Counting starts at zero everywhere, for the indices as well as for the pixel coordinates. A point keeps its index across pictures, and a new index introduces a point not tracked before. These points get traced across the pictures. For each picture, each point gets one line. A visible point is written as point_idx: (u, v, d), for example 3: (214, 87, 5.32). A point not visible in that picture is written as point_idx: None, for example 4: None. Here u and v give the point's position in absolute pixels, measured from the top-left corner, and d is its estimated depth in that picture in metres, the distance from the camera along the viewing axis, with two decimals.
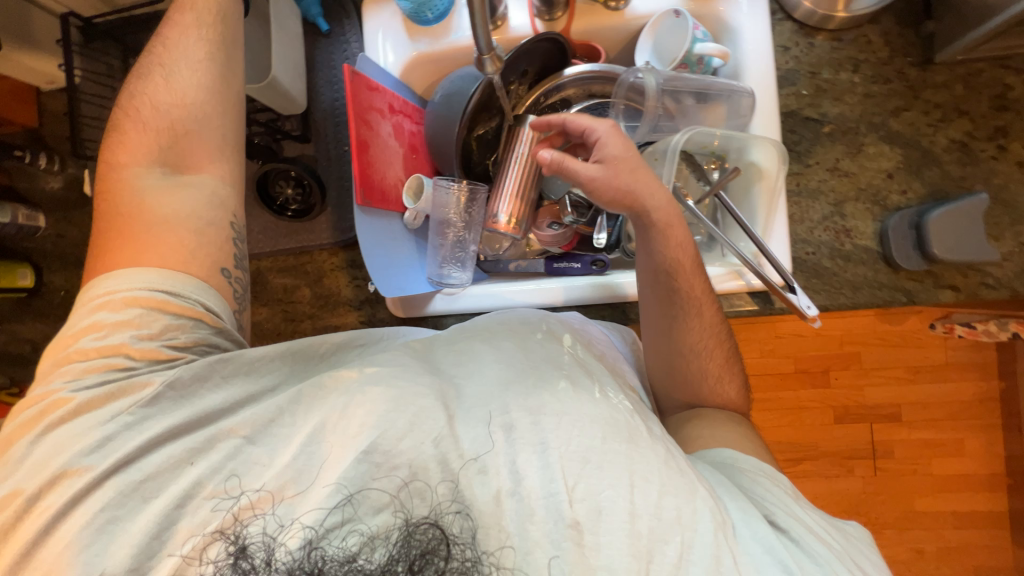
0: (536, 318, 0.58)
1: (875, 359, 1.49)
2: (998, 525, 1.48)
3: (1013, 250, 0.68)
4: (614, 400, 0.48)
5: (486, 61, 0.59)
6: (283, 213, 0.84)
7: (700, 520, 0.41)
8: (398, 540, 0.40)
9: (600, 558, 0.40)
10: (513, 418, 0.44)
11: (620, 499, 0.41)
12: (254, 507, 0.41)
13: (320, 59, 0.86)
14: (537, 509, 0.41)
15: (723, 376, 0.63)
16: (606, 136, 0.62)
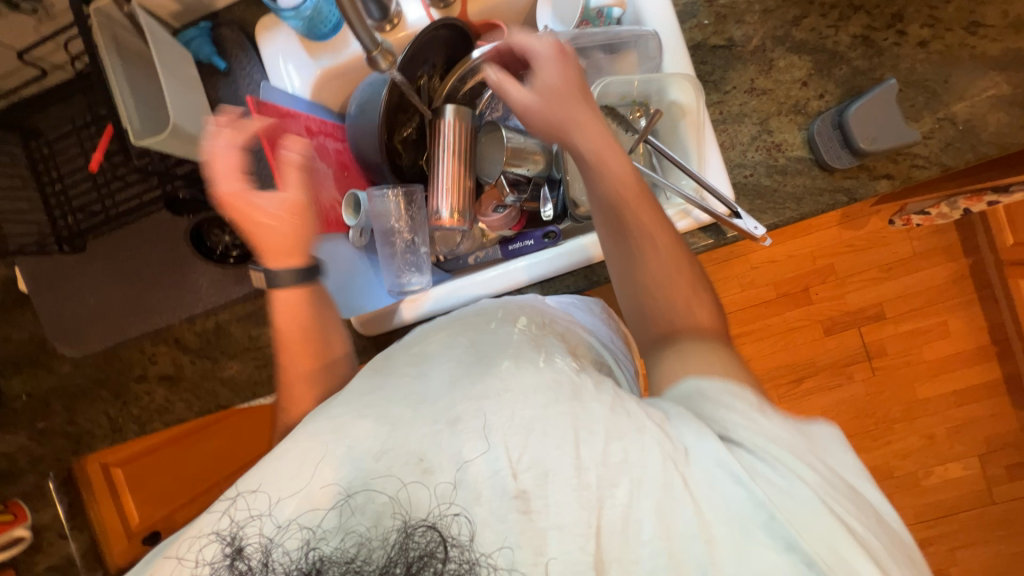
0: (492, 308, 0.62)
1: (845, 266, 1.53)
2: (996, 392, 1.54)
3: (934, 127, 0.70)
4: (558, 364, 0.48)
5: (378, 56, 0.59)
6: (226, 260, 0.83)
7: (649, 459, 0.40)
8: (394, 545, 0.39)
9: (550, 518, 0.40)
10: (460, 413, 0.44)
11: (567, 454, 0.41)
12: (250, 512, 0.41)
13: (225, 98, 0.83)
14: (483, 490, 0.41)
15: (697, 307, 0.54)
16: (545, 60, 0.60)
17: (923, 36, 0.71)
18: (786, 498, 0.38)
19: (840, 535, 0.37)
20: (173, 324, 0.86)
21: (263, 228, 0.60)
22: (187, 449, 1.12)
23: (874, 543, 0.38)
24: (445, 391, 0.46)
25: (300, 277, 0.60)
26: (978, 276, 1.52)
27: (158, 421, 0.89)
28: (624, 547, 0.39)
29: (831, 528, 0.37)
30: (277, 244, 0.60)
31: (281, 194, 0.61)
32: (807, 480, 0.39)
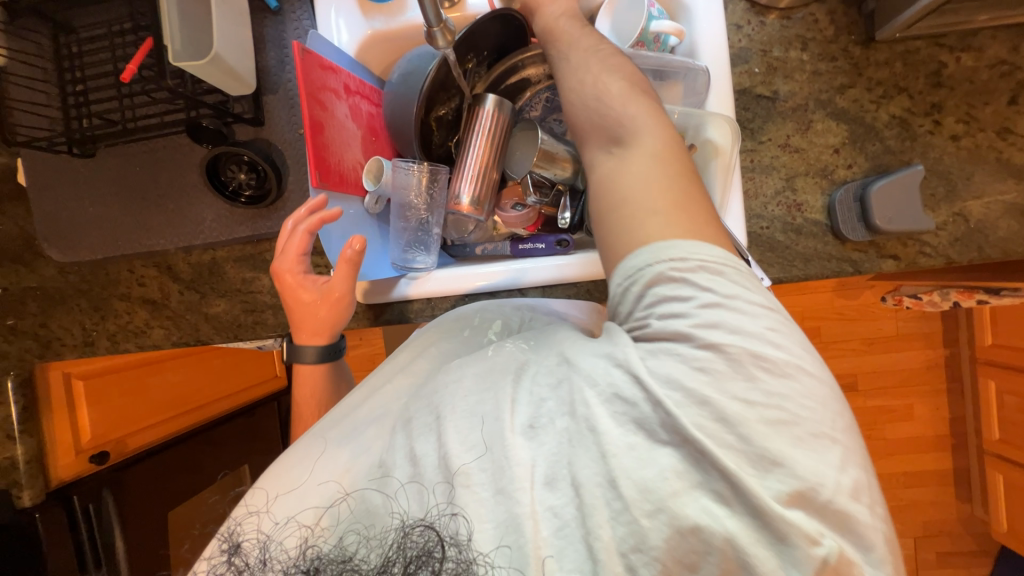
0: (470, 313, 0.73)
1: (832, 332, 1.57)
2: (945, 481, 1.60)
3: (948, 220, 0.73)
4: (504, 351, 0.54)
5: (437, 33, 0.59)
6: (237, 199, 0.81)
7: (563, 412, 0.44)
8: (393, 542, 0.46)
9: (493, 487, 0.44)
10: (410, 413, 0.51)
11: (500, 424, 0.45)
12: (248, 510, 0.50)
13: (269, 37, 0.82)
14: (436, 478, 0.46)
15: (672, 165, 0.48)
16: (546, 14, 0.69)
17: (957, 130, 0.73)
18: (731, 338, 0.41)
19: (760, 383, 0.41)
20: (170, 250, 0.85)
21: (317, 306, 0.71)
22: (152, 375, 1.20)
23: (797, 400, 0.41)
24: (407, 397, 0.54)
25: (324, 355, 0.75)
26: (951, 368, 1.58)
27: (134, 343, 0.88)
28: (553, 495, 0.43)
29: (754, 380, 0.41)
30: (316, 321, 0.72)
31: (332, 285, 0.70)
32: (728, 343, 0.41)
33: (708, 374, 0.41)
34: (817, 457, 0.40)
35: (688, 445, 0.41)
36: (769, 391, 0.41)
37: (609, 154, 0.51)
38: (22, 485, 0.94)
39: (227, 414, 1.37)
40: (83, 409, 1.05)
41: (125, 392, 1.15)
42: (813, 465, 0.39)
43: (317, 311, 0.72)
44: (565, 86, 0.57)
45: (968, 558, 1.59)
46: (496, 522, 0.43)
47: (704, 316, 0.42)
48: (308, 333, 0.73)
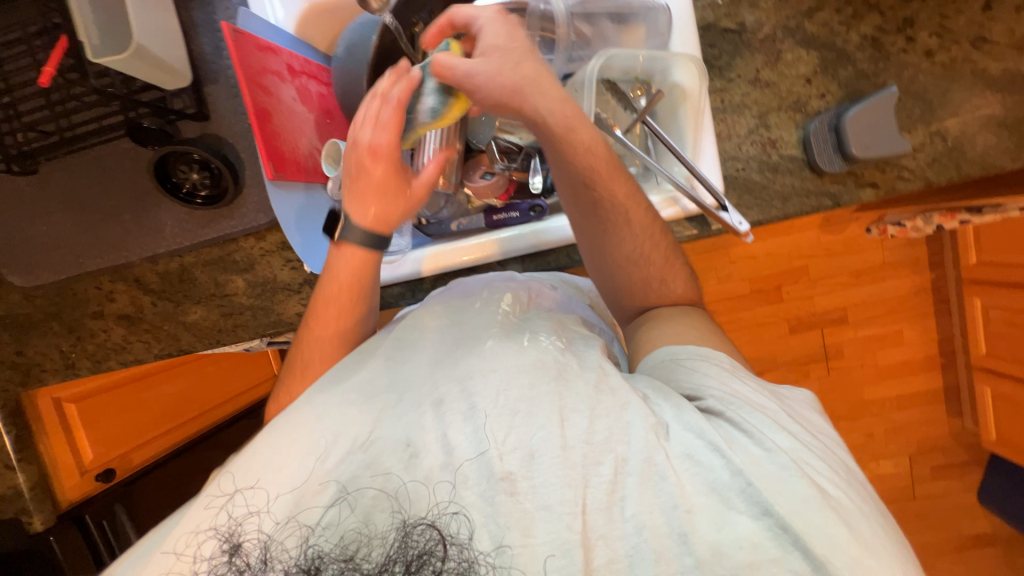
0: (478, 287, 0.61)
1: (820, 269, 1.57)
2: (936, 399, 1.65)
3: (925, 141, 0.71)
4: (541, 344, 0.49)
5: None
6: (193, 200, 0.77)
7: (633, 435, 0.42)
8: (394, 542, 0.41)
9: (535, 498, 0.41)
10: (442, 394, 0.45)
11: (552, 435, 0.42)
12: (250, 505, 0.42)
13: (199, 22, 0.76)
14: (467, 473, 0.42)
15: (669, 269, 0.62)
16: (488, 24, 0.56)
17: (931, 45, 0.71)
18: (784, 440, 0.43)
19: (811, 463, 0.42)
20: (135, 262, 0.82)
21: (385, 194, 0.58)
22: (148, 390, 1.17)
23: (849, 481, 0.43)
24: (426, 373, 0.48)
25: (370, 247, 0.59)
26: (939, 291, 1.60)
27: (117, 359, 0.86)
28: (608, 522, 0.41)
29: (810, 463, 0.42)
30: (381, 207, 0.58)
31: (409, 176, 0.60)
32: (780, 434, 0.44)
33: (776, 458, 0.41)
34: (877, 536, 0.40)
35: (768, 517, 0.39)
36: (826, 469, 0.43)
37: (625, 271, 0.61)
38: (31, 511, 0.97)
39: (227, 420, 1.31)
40: (81, 432, 1.06)
41: (121, 410, 1.12)
42: (882, 552, 0.39)
43: (385, 199, 0.59)
44: (555, 158, 0.57)
45: (961, 468, 1.66)
46: (545, 540, 0.40)
47: (747, 406, 0.45)
48: (367, 212, 0.58)
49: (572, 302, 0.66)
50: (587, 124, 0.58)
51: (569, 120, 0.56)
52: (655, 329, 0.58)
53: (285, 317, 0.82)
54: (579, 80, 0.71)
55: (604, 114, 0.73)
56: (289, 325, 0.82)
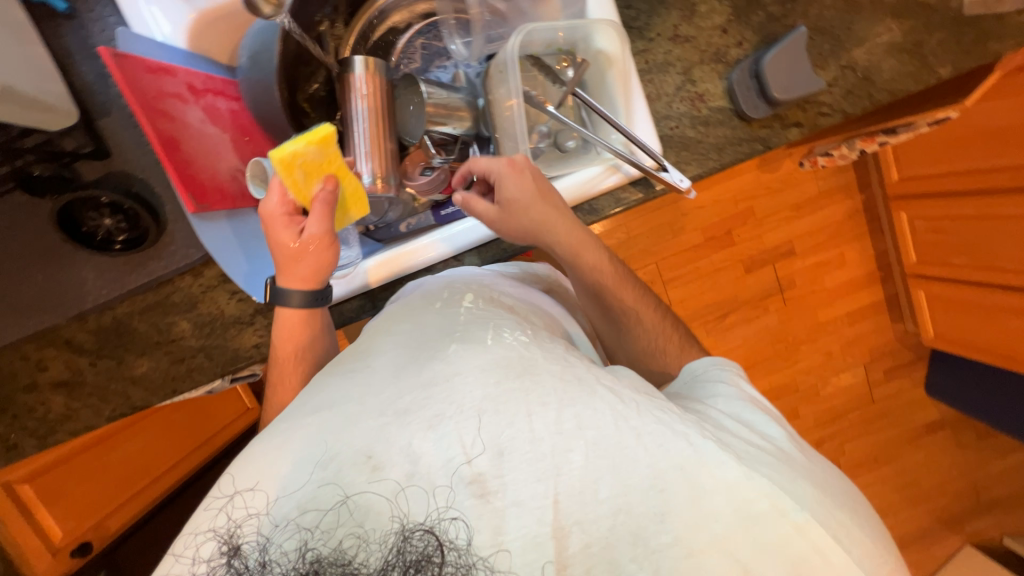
0: (439, 287, 0.59)
1: (764, 208, 1.65)
2: (880, 310, 1.79)
3: (837, 75, 0.74)
4: (505, 340, 0.49)
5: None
6: (111, 246, 0.71)
7: (603, 420, 0.44)
8: (392, 547, 0.40)
9: (507, 495, 0.41)
10: (407, 403, 0.44)
11: (521, 430, 0.43)
12: (247, 506, 0.42)
13: (75, 49, 0.68)
14: (439, 480, 0.41)
15: (675, 343, 0.68)
16: (502, 175, 0.63)
17: None
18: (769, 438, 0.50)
19: (779, 446, 0.50)
20: (60, 324, 0.75)
21: (300, 255, 0.62)
22: (110, 452, 1.08)
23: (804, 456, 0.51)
24: (388, 382, 0.46)
25: (311, 301, 0.64)
26: (870, 211, 1.72)
27: (63, 431, 0.79)
28: (582, 508, 0.42)
29: (775, 445, 0.50)
30: (304, 268, 0.63)
31: (309, 231, 0.61)
32: (763, 436, 0.51)
33: (746, 441, 0.48)
34: (835, 491, 0.48)
35: (755, 477, 0.45)
36: (783, 448, 0.50)
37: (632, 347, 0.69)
38: None
39: (207, 463, 1.23)
40: (45, 508, 1.02)
41: (86, 479, 1.07)
42: (839, 501, 0.48)
43: (303, 259, 0.62)
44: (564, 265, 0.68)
45: (909, 367, 1.83)
46: (516, 534, 0.40)
47: (739, 411, 0.53)
48: (295, 278, 0.63)
49: (530, 292, 0.65)
50: (590, 237, 0.67)
51: (579, 232, 0.65)
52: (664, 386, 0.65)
53: (241, 351, 0.78)
54: (501, 60, 0.69)
55: (533, 90, 0.73)
56: (248, 359, 0.78)
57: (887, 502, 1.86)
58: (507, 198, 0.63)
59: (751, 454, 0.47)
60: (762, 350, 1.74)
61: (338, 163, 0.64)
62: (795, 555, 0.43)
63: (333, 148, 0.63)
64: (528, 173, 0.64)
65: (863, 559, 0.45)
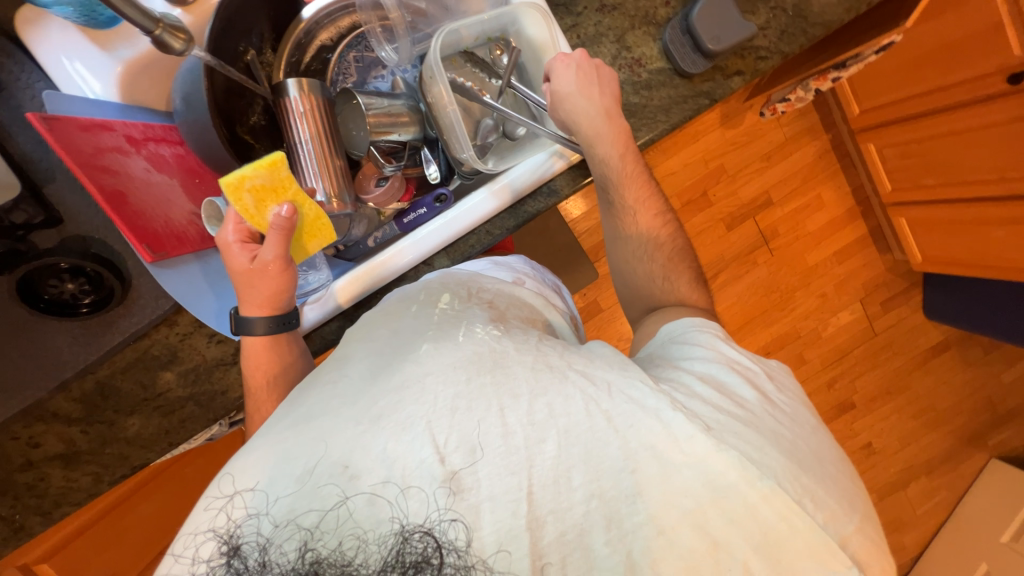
0: (415, 290, 0.58)
1: (734, 163, 1.66)
2: (867, 244, 1.80)
3: (769, 18, 0.74)
4: (476, 335, 0.49)
5: (165, 35, 0.54)
6: (78, 310, 0.70)
7: (574, 406, 0.45)
8: (392, 549, 0.40)
9: (482, 492, 0.42)
10: (381, 408, 0.44)
11: (493, 426, 0.43)
12: (245, 505, 0.42)
13: (9, 121, 0.68)
14: (413, 480, 0.41)
15: (674, 268, 0.71)
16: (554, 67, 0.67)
17: None
18: (742, 405, 0.50)
19: (754, 412, 0.50)
20: (44, 397, 0.74)
21: (257, 281, 0.65)
22: (124, 516, 1.08)
23: (777, 419, 0.51)
24: (364, 387, 0.46)
25: (275, 326, 0.67)
26: (839, 148, 1.72)
27: (67, 503, 0.79)
28: (558, 495, 0.42)
29: (747, 409, 0.50)
30: (259, 290, 0.65)
31: (263, 257, 0.64)
32: (738, 400, 0.51)
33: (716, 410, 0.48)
34: (808, 462, 0.49)
35: (729, 451, 0.45)
36: (755, 411, 0.50)
37: (633, 269, 0.72)
38: None
39: None
40: None
41: (105, 546, 1.08)
42: (812, 466, 0.49)
43: (261, 285, 0.65)
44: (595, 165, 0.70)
45: (904, 295, 1.84)
46: (496, 532, 0.41)
47: (714, 372, 0.53)
48: (253, 304, 0.66)
49: (509, 284, 0.65)
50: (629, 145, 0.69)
51: (612, 123, 0.67)
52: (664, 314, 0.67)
53: (230, 393, 0.78)
54: (430, 61, 0.69)
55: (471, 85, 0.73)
56: (237, 398, 0.78)
57: (906, 432, 1.86)
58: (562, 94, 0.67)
59: (719, 421, 0.47)
60: (757, 304, 1.75)
61: (292, 188, 0.63)
62: (761, 523, 0.44)
63: (284, 171, 0.62)
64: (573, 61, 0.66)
65: (826, 524, 0.46)
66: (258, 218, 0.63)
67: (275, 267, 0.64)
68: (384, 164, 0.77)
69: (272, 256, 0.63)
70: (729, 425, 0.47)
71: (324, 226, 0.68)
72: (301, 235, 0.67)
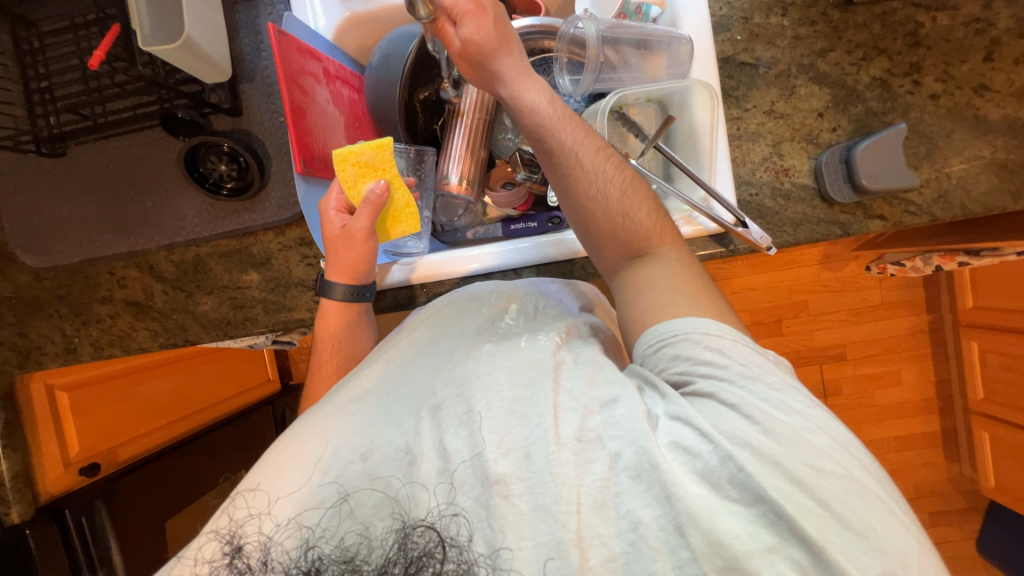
0: (487, 293, 0.67)
1: (820, 304, 1.58)
2: (934, 442, 1.64)
3: (931, 177, 0.74)
4: (537, 343, 0.52)
5: (417, 4, 0.57)
6: (219, 191, 0.78)
7: (627, 427, 0.43)
8: (394, 543, 0.43)
9: (532, 498, 0.41)
10: (440, 399, 0.48)
11: (545, 433, 0.43)
12: (248, 508, 0.44)
13: (242, 23, 0.78)
14: (463, 476, 0.43)
15: (630, 201, 0.59)
16: (466, 14, 0.59)
17: (935, 89, 0.74)
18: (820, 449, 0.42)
19: (826, 452, 0.42)
20: (151, 249, 0.82)
21: (341, 246, 0.69)
22: (141, 384, 1.16)
23: (852, 463, 0.42)
24: (428, 381, 0.50)
25: (351, 295, 0.71)
26: (935, 333, 1.61)
27: (119, 347, 0.85)
28: (602, 520, 0.41)
29: (815, 446, 0.42)
30: (342, 258, 0.70)
31: (352, 226, 0.68)
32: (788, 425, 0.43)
33: (767, 436, 0.42)
34: (901, 550, 0.39)
35: (761, 504, 0.40)
36: (828, 451, 0.42)
37: (594, 215, 0.59)
38: (8, 501, 0.88)
39: (221, 421, 1.31)
40: (71, 426, 1.00)
41: (113, 401, 1.09)
42: (886, 537, 0.39)
43: (343, 252, 0.70)
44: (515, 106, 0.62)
45: (957, 514, 1.64)
46: (539, 540, 0.40)
47: (769, 388, 0.45)
48: (335, 269, 0.70)
49: (576, 311, 0.68)
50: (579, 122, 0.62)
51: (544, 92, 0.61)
52: (644, 280, 0.56)
53: (295, 312, 0.82)
54: (593, 110, 0.77)
55: (617, 144, 0.77)
56: (299, 322, 0.82)
57: None
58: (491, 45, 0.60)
59: (763, 453, 0.41)
60: None
61: (391, 171, 0.70)
62: None
63: (388, 155, 0.69)
64: (490, 15, 0.60)
65: None
66: (355, 189, 0.70)
67: (361, 240, 0.69)
68: (445, 81, 0.76)
69: (361, 229, 0.68)
70: (782, 464, 0.40)
71: (409, 215, 0.72)
72: (387, 218, 0.72)
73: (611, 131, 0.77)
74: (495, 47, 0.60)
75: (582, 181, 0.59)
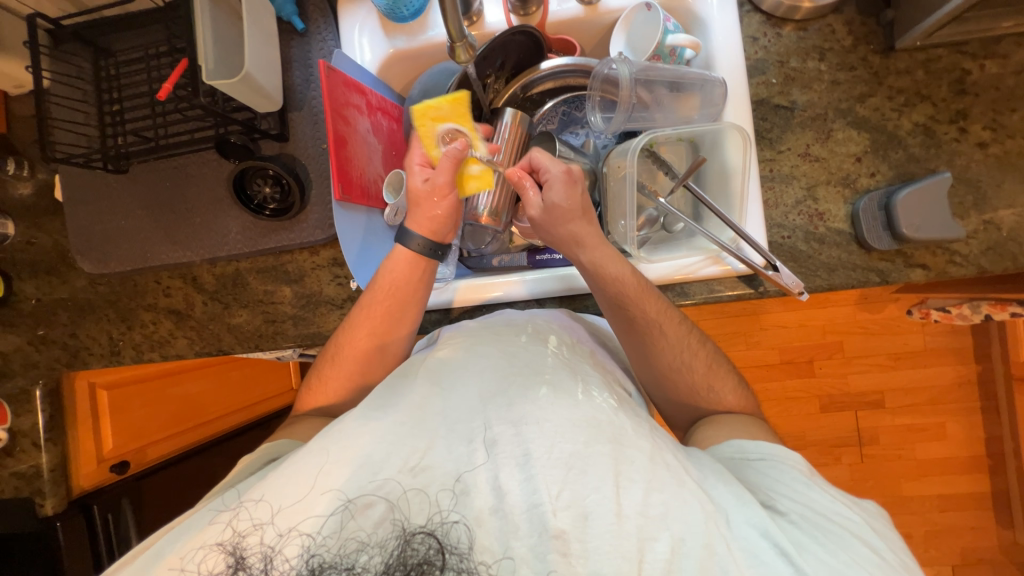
0: (521, 320, 0.65)
1: (856, 346, 1.51)
2: (982, 505, 1.51)
3: (978, 228, 0.70)
4: (595, 401, 0.52)
5: (459, 48, 0.63)
6: (262, 212, 0.83)
7: (690, 510, 0.45)
8: (393, 551, 0.44)
9: (588, 563, 0.44)
10: (495, 434, 0.49)
11: (608, 502, 0.45)
12: (252, 523, 0.46)
13: (296, 58, 0.84)
14: (520, 523, 0.45)
15: (713, 375, 0.66)
16: (555, 180, 0.66)
17: (983, 137, 0.71)
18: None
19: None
20: (194, 261, 0.87)
21: (424, 201, 0.70)
22: (173, 387, 1.19)
23: None
24: (478, 410, 0.52)
25: (427, 250, 0.70)
26: (985, 385, 1.49)
27: (158, 352, 0.90)
28: None
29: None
30: (425, 211, 0.70)
31: (434, 180, 0.69)
32: (858, 547, 0.46)
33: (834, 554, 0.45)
34: None
35: None
36: (875, 560, 0.46)
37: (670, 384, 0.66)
38: (45, 494, 0.92)
39: (239, 429, 1.33)
40: (108, 423, 1.04)
41: (147, 402, 1.13)
42: None
43: (426, 206, 0.70)
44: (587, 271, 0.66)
45: None
46: None
47: (807, 496, 0.51)
48: (415, 222, 0.70)
49: (598, 344, 0.70)
50: (649, 287, 0.65)
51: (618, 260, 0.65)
52: (718, 421, 0.63)
53: (323, 330, 0.85)
54: (621, 152, 0.77)
55: (645, 180, 0.78)
56: (325, 338, 0.84)
57: None
58: (559, 205, 0.65)
59: (813, 551, 0.45)
60: None
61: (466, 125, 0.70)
62: None
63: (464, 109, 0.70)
64: (570, 185, 0.66)
65: None
66: (435, 146, 0.71)
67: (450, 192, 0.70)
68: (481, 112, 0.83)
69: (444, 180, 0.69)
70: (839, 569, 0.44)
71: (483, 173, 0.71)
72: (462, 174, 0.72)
73: (641, 167, 0.78)
74: (570, 214, 0.66)
75: (660, 351, 0.65)
